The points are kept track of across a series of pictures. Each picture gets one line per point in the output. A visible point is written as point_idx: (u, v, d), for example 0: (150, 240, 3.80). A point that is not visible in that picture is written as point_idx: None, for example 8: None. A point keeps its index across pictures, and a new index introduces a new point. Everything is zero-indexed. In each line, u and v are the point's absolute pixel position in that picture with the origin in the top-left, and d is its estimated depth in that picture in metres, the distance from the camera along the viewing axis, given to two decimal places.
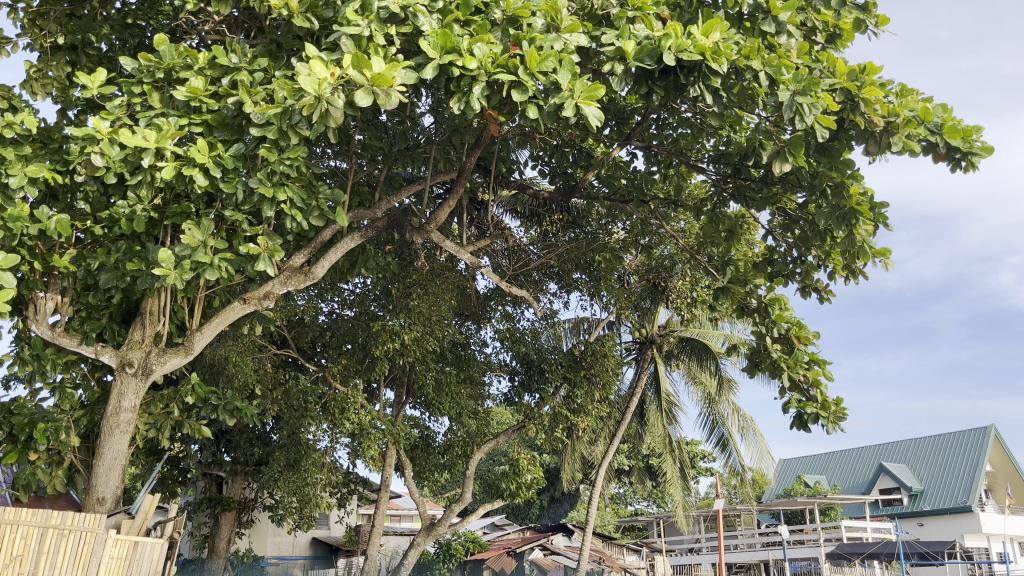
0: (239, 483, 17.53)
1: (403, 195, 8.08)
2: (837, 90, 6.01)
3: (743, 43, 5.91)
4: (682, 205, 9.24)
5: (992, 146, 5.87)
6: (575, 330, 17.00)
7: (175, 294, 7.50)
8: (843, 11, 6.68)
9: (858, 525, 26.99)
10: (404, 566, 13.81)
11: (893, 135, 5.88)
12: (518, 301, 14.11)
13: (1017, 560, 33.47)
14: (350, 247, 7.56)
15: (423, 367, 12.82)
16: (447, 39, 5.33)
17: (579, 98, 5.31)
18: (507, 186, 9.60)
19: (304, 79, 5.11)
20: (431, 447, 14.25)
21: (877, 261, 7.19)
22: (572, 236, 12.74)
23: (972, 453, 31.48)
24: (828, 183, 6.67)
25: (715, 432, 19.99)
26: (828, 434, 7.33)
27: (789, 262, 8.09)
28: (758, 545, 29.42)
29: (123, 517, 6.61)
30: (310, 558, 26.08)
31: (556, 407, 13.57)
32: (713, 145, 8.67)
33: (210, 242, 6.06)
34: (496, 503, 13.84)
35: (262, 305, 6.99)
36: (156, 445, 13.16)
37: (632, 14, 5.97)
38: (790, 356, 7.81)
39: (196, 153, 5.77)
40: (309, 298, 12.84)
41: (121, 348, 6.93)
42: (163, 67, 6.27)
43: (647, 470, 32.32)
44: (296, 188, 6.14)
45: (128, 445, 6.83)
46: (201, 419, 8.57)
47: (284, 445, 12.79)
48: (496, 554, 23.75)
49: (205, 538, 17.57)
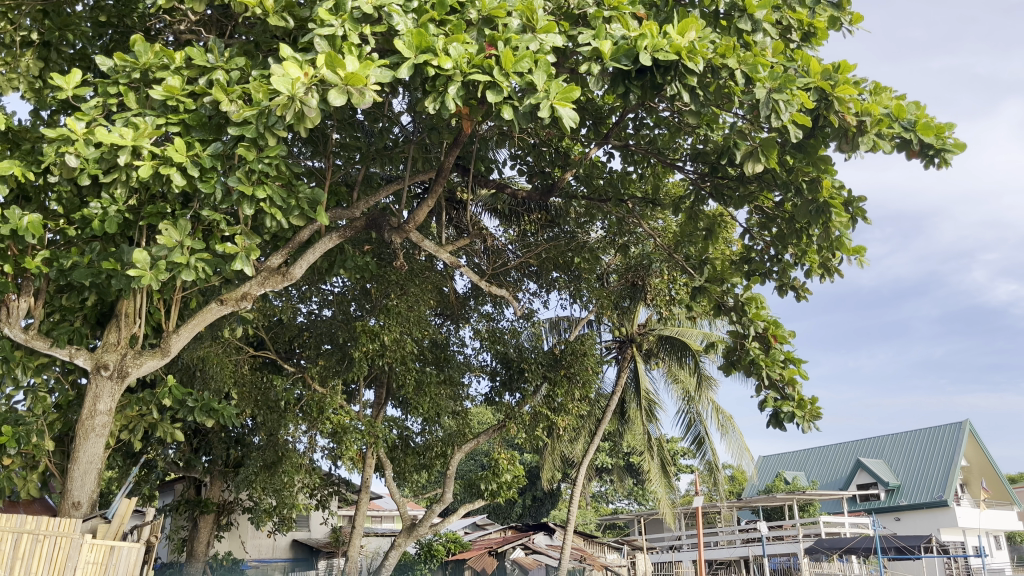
0: (218, 486, 17.38)
1: (381, 194, 8.02)
2: (811, 88, 6.05)
3: (718, 42, 5.94)
4: (660, 204, 9.27)
5: (964, 142, 5.97)
6: (555, 329, 17.04)
7: (150, 296, 7.42)
8: (817, 9, 6.72)
9: (837, 520, 27.20)
10: (384, 568, 13.67)
11: (863, 135, 5.94)
12: (498, 301, 14.15)
13: (993, 554, 33.89)
14: (329, 247, 7.47)
15: (404, 368, 12.62)
16: (422, 38, 5.34)
17: (555, 99, 5.31)
18: (485, 185, 9.76)
19: (278, 80, 5.12)
20: (408, 447, 13.98)
21: (853, 259, 7.25)
22: (551, 235, 12.74)
23: (948, 448, 31.81)
24: (804, 179, 6.79)
25: (693, 430, 20.13)
26: (804, 433, 7.35)
27: (767, 260, 8.20)
28: (738, 542, 29.60)
29: (98, 522, 6.55)
30: (291, 561, 25.88)
31: (536, 407, 13.44)
32: (691, 144, 8.71)
33: (186, 242, 5.99)
34: (477, 503, 13.78)
35: (241, 305, 6.91)
36: (132, 448, 13.02)
37: (609, 14, 6.00)
38: (766, 355, 7.84)
39: (173, 152, 5.70)
40: (287, 298, 12.73)
41: (96, 351, 6.82)
42: (139, 68, 6.17)
43: (627, 468, 32.45)
44: (275, 187, 6.10)
45: (104, 448, 6.73)
46: (174, 421, 8.47)
47: (263, 447, 12.69)
48: (477, 554, 23.78)
49: (184, 542, 17.37)
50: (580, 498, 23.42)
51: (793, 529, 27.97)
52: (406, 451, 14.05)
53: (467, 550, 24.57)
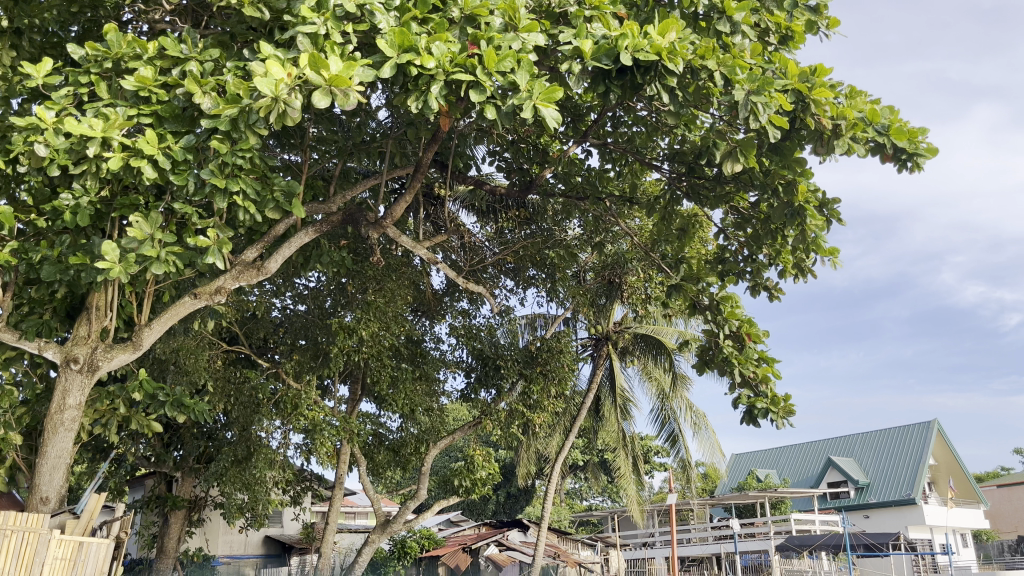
0: (189, 481, 17.21)
1: (358, 189, 7.94)
2: (788, 90, 6.08)
3: (697, 43, 5.96)
4: (637, 202, 9.28)
5: (936, 147, 6.05)
6: (532, 326, 17.06)
7: (122, 288, 7.33)
8: (795, 12, 6.77)
9: (808, 518, 27.50)
10: (358, 564, 13.58)
11: (839, 138, 6.00)
12: (474, 297, 14.15)
13: (959, 551, 34.43)
14: (304, 242, 7.40)
15: (379, 364, 12.56)
16: (404, 37, 5.31)
17: (537, 100, 5.30)
18: (464, 181, 9.71)
19: (261, 80, 5.06)
20: (382, 444, 13.87)
21: (826, 259, 7.35)
22: (528, 232, 12.75)
23: (916, 448, 32.27)
24: (780, 181, 6.84)
25: (667, 427, 20.19)
26: (777, 428, 7.45)
27: (740, 261, 8.31)
28: (711, 539, 29.84)
29: (68, 517, 6.53)
30: (263, 557, 25.70)
31: (512, 404, 13.56)
32: (668, 144, 8.75)
33: (158, 235, 5.92)
34: (451, 500, 13.75)
35: (214, 300, 6.80)
36: (103, 443, 12.86)
37: (590, 13, 6.00)
38: (740, 352, 7.89)
39: (145, 144, 5.62)
40: (262, 293, 12.64)
41: (65, 345, 6.71)
42: (111, 57, 6.06)
43: (601, 466, 32.57)
44: (249, 181, 6.04)
45: (74, 443, 6.62)
46: (147, 415, 8.39)
47: (236, 441, 12.60)
48: (451, 550, 23.79)
49: (154, 538, 17.16)
50: (554, 495, 23.47)
51: (764, 527, 28.25)
52: (379, 447, 13.92)
53: (441, 546, 24.56)
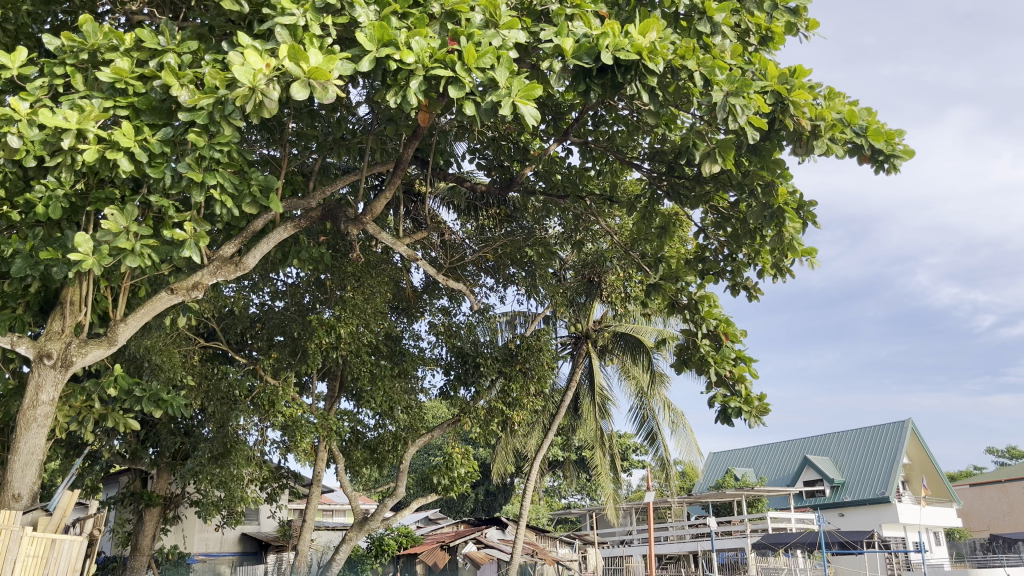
0: (165, 477, 17.05)
1: (337, 185, 7.89)
2: (768, 91, 6.11)
3: (678, 43, 5.97)
4: (616, 201, 9.31)
5: (913, 149, 6.12)
6: (512, 324, 17.06)
7: (97, 283, 7.24)
8: (775, 14, 6.81)
9: (784, 516, 27.73)
10: (335, 561, 13.49)
11: (818, 139, 6.05)
12: (454, 295, 14.13)
13: (932, 549, 34.86)
14: (282, 238, 7.35)
15: (358, 361, 12.52)
16: (384, 31, 5.29)
17: (516, 97, 5.29)
18: (444, 178, 9.69)
19: (238, 70, 5.02)
20: (359, 441, 13.80)
21: (804, 260, 7.39)
22: (508, 230, 12.75)
23: (890, 447, 32.64)
24: (759, 182, 6.89)
25: (646, 425, 20.24)
26: (750, 427, 7.48)
27: (720, 260, 8.36)
28: (688, 537, 30.02)
29: (40, 514, 6.45)
30: (239, 555, 25.52)
31: (491, 402, 13.55)
32: (648, 143, 8.79)
33: (133, 228, 5.86)
34: (430, 498, 13.72)
35: (191, 295, 6.74)
36: (76, 439, 12.71)
37: (571, 12, 6.01)
38: (717, 352, 7.91)
39: (121, 136, 5.56)
40: (239, 289, 12.54)
41: (38, 340, 6.60)
42: (87, 48, 5.99)
43: (579, 464, 32.67)
44: (227, 174, 5.98)
45: (46, 439, 6.50)
46: (125, 413, 8.24)
47: (211, 438, 12.43)
48: (429, 547, 23.75)
49: (129, 535, 16.96)
50: (532, 493, 23.48)
51: (741, 525, 28.45)
52: (356, 445, 13.86)
53: (418, 544, 24.51)
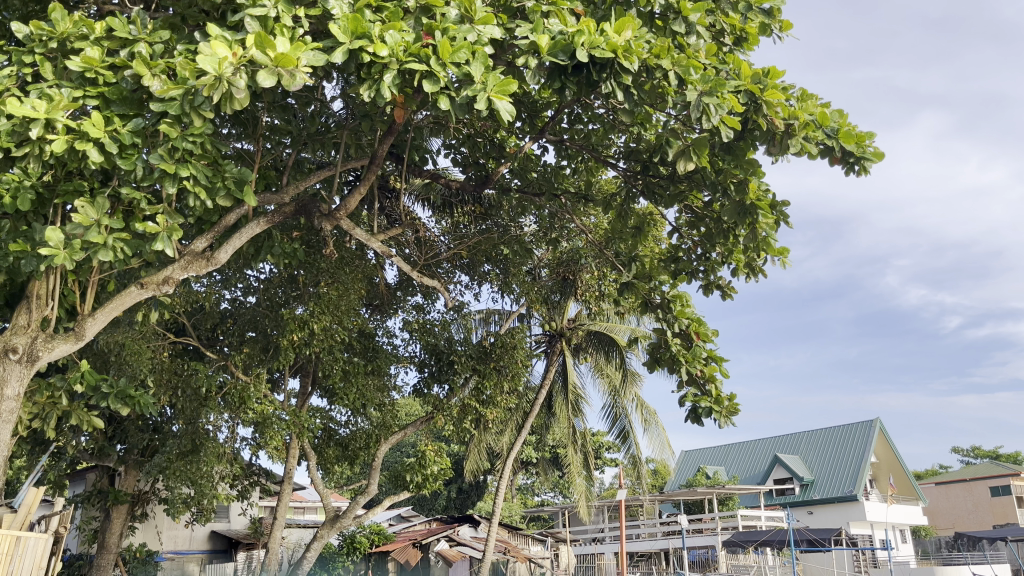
0: (134, 474, 16.81)
1: (311, 180, 7.84)
2: (741, 90, 6.17)
3: (653, 42, 6.00)
4: (591, 199, 9.34)
5: (882, 151, 6.20)
6: (487, 321, 17.07)
7: (65, 277, 7.10)
8: (749, 15, 6.86)
9: (753, 514, 27.99)
10: (306, 559, 13.40)
11: (791, 138, 6.11)
12: (428, 292, 14.09)
13: (898, 546, 35.40)
14: (256, 232, 7.28)
15: (331, 358, 12.45)
16: (357, 23, 5.26)
17: (491, 91, 5.27)
18: (419, 174, 9.67)
19: (205, 58, 4.96)
20: (331, 439, 13.74)
21: (776, 259, 7.48)
22: (484, 227, 12.74)
23: (858, 447, 33.08)
24: (732, 180, 6.96)
25: (618, 424, 20.32)
26: (720, 427, 7.55)
27: (694, 259, 8.44)
28: (659, 534, 30.18)
29: (4, 511, 6.33)
30: (208, 553, 25.26)
31: (465, 399, 13.54)
32: (624, 141, 8.83)
33: (104, 221, 5.80)
34: (402, 495, 13.68)
35: (161, 290, 6.64)
36: (42, 436, 12.49)
37: (546, 9, 6.01)
38: (688, 351, 7.94)
39: (90, 126, 5.48)
40: (210, 284, 12.41)
41: (3, 334, 6.45)
42: (56, 37, 5.89)
43: (552, 461, 32.76)
44: (200, 166, 5.92)
45: (10, 435, 6.35)
46: (89, 411, 8.09)
47: (180, 435, 12.28)
48: (402, 545, 23.67)
49: (96, 533, 16.70)
50: (505, 491, 23.47)
51: (712, 522, 28.66)
52: (329, 443, 13.79)
53: (391, 541, 24.40)
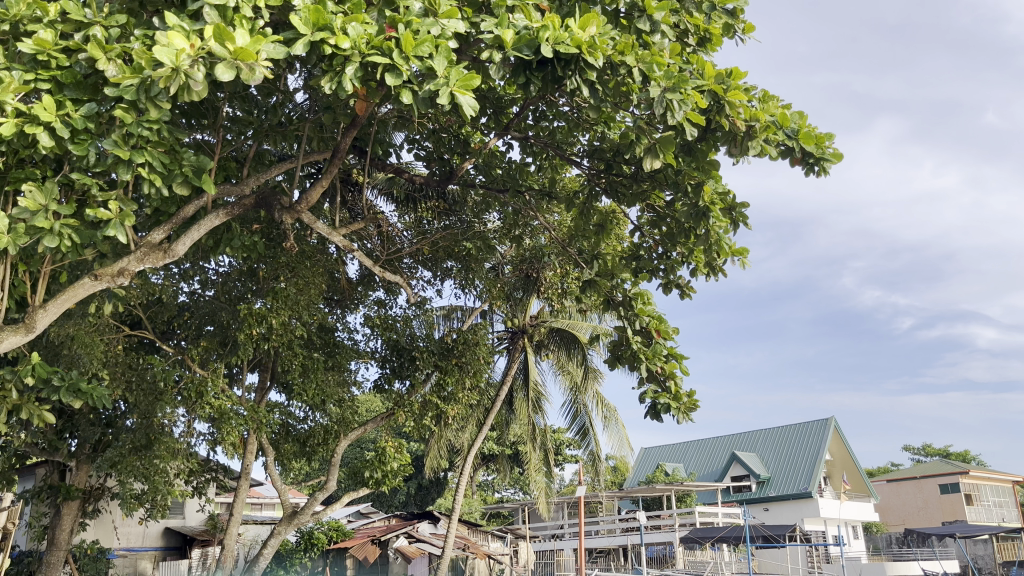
0: (86, 469, 16.42)
1: (273, 172, 7.71)
2: (705, 90, 6.19)
3: (618, 39, 6.03)
4: (555, 197, 9.32)
5: (841, 153, 6.31)
6: (449, 317, 17.02)
7: (15, 266, 6.90)
8: (713, 15, 6.92)
9: (710, 510, 28.31)
10: (262, 556, 13.22)
11: (752, 139, 6.17)
12: (390, 288, 14.00)
13: (850, 542, 36.11)
14: (215, 224, 7.15)
15: (289, 353, 12.29)
16: (319, 15, 5.18)
17: (455, 86, 5.26)
18: (382, 169, 9.58)
19: (161, 49, 4.86)
20: (288, 434, 13.56)
21: (735, 259, 7.56)
22: (446, 223, 12.68)
23: (813, 445, 33.65)
24: (691, 180, 7.04)
25: (578, 421, 20.39)
26: (679, 424, 7.59)
27: (655, 258, 8.47)
28: (618, 531, 30.37)
29: None
30: (162, 550, 24.81)
31: (426, 395, 13.46)
32: (588, 140, 8.87)
33: (52, 206, 5.66)
34: (360, 491, 13.55)
35: (116, 281, 6.48)
36: None
37: (512, 3, 5.92)
38: (649, 348, 7.98)
39: (41, 110, 5.35)
40: (167, 276, 12.17)
41: None
42: (8, 19, 5.69)
43: (513, 458, 32.78)
44: (156, 154, 5.79)
45: None
46: (39, 404, 7.84)
47: (134, 429, 12.03)
48: (360, 542, 23.45)
49: (45, 530, 16.27)
50: (464, 488, 23.41)
51: (670, 519, 28.92)
52: (286, 438, 13.62)
53: (349, 538, 24.18)
